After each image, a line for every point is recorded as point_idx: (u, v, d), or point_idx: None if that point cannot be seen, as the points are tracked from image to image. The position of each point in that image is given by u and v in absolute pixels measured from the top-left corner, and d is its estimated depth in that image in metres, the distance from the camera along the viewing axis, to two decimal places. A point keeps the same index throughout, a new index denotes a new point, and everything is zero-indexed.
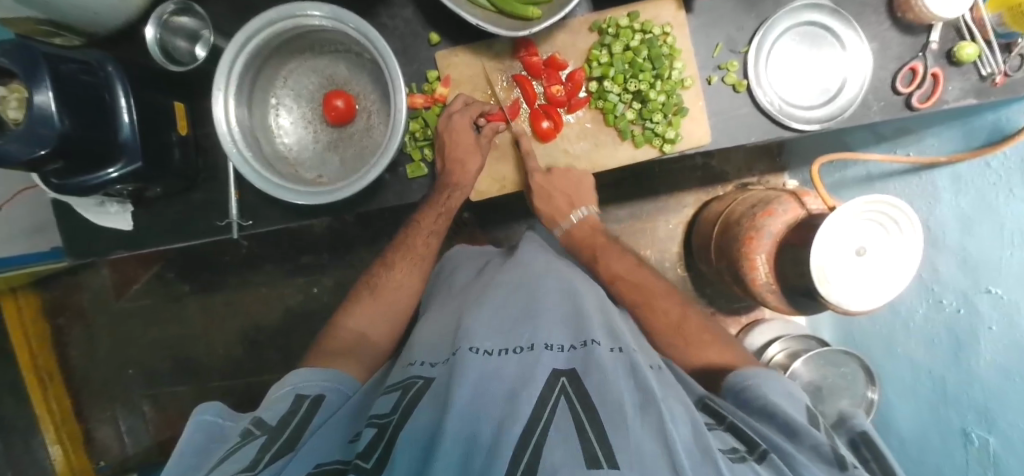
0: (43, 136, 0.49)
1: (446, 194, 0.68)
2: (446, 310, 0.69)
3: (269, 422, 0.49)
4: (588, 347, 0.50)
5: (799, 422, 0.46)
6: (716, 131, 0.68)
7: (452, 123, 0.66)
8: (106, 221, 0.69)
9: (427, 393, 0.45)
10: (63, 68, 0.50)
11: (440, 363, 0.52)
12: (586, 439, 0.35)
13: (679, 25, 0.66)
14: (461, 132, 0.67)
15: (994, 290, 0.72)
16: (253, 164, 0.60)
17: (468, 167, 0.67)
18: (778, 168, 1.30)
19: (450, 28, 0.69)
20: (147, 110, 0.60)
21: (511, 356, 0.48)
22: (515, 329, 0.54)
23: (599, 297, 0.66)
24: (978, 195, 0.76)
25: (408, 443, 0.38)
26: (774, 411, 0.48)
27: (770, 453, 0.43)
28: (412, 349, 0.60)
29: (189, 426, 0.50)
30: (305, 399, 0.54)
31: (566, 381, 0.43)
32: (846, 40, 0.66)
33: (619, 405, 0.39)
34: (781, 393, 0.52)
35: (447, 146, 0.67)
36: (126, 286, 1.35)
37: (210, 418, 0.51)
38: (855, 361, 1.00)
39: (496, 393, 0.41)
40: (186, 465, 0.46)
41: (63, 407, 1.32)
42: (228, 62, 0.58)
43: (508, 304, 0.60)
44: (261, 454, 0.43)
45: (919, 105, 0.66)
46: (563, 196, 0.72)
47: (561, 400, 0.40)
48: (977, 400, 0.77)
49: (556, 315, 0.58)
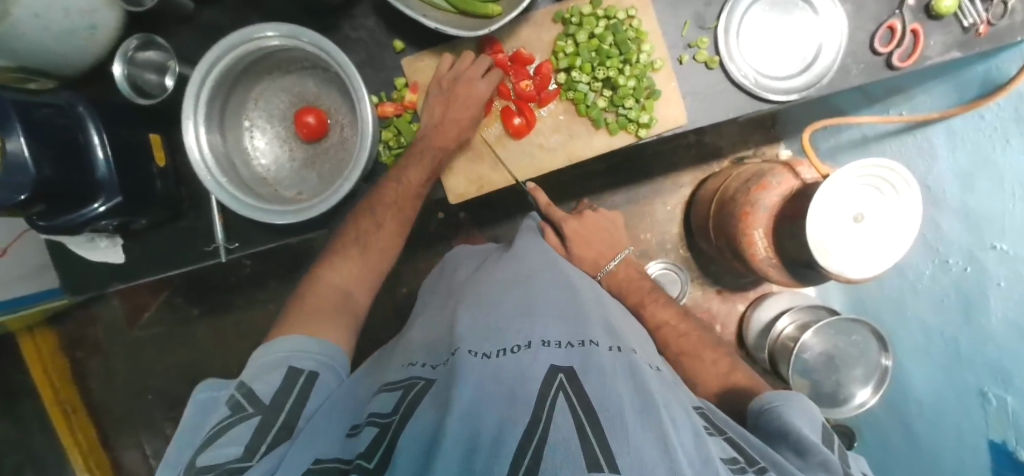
0: (19, 183, 0.50)
1: (425, 156, 0.66)
2: (443, 307, 0.68)
3: (263, 401, 0.48)
4: (587, 346, 0.49)
5: (811, 439, 0.45)
6: (693, 112, 0.67)
7: (476, 86, 0.65)
8: (98, 256, 0.72)
9: (428, 396, 0.44)
10: (35, 113, 0.52)
11: (440, 364, 0.51)
12: (586, 438, 0.34)
13: (644, 7, 0.65)
14: (475, 94, 0.65)
15: (1000, 245, 0.70)
16: (229, 188, 0.60)
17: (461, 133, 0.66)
18: (773, 138, 1.27)
19: (414, 34, 0.69)
20: (122, 143, 0.61)
21: (507, 357, 0.47)
22: (513, 325, 0.53)
23: (595, 295, 0.66)
24: (975, 150, 0.73)
25: (410, 441, 0.37)
26: (786, 431, 0.47)
27: (770, 470, 0.41)
28: (411, 349, 0.60)
29: (190, 402, 0.52)
30: (298, 375, 0.52)
31: (563, 377, 0.43)
32: (818, 5, 0.64)
33: (619, 411, 0.38)
34: (797, 414, 0.50)
35: (447, 103, 0.66)
36: (138, 314, 1.38)
37: (208, 396, 0.52)
38: (864, 327, 0.98)
39: (494, 394, 0.40)
40: (186, 444, 0.47)
41: (90, 436, 1.37)
42: (194, 88, 0.58)
43: (506, 298, 0.59)
44: (256, 443, 0.44)
45: (900, 64, 0.64)
46: (602, 243, 0.85)
47: (560, 395, 0.39)
48: (993, 360, 0.75)
49: (553, 311, 0.57)
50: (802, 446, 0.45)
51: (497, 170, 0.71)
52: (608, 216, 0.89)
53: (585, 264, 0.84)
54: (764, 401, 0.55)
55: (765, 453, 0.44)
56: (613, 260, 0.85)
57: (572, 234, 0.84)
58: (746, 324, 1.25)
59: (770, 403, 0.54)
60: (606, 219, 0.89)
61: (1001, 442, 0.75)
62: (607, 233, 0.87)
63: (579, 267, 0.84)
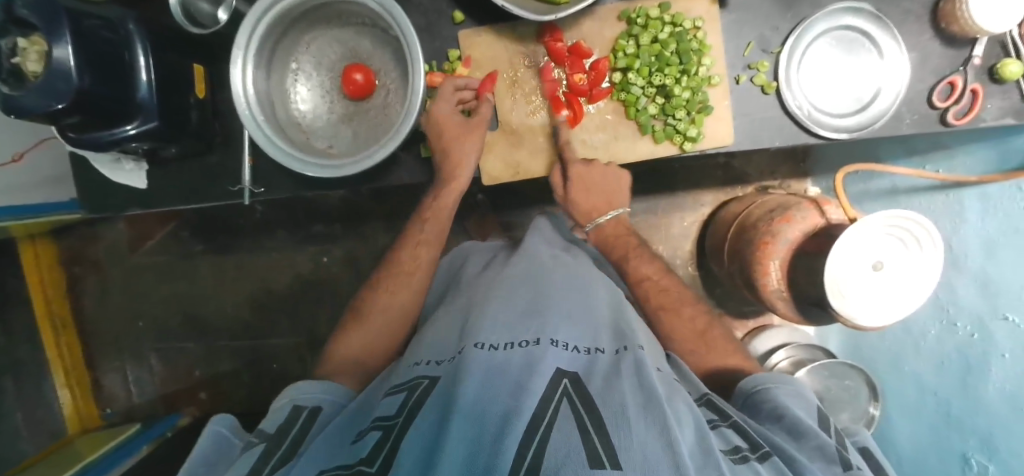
0: (60, 91, 0.49)
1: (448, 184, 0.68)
2: (452, 305, 0.67)
3: (268, 431, 0.48)
4: (593, 354, 0.50)
5: (807, 424, 0.45)
6: (740, 133, 0.66)
7: (436, 113, 0.65)
8: (119, 178, 0.70)
9: (434, 394, 0.44)
10: (85, 23, 0.51)
11: (445, 361, 0.51)
12: (588, 436, 0.34)
13: (712, 20, 0.64)
14: (448, 119, 0.65)
15: (1011, 317, 0.70)
16: (266, 130, 0.59)
17: (466, 157, 0.66)
18: (801, 173, 1.27)
19: (476, 8, 0.68)
20: (166, 71, 0.60)
21: (516, 351, 0.47)
22: (523, 323, 0.53)
23: (610, 298, 0.64)
24: (1006, 218, 0.73)
25: (414, 440, 0.38)
26: (782, 413, 0.47)
27: (773, 455, 0.41)
28: (416, 350, 0.58)
29: (202, 435, 0.49)
30: (302, 410, 0.52)
31: (568, 382, 0.42)
32: (885, 48, 0.63)
33: (621, 404, 0.38)
34: (793, 395, 0.50)
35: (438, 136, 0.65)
36: (141, 241, 1.37)
37: (223, 432, 0.50)
38: (859, 374, 0.99)
39: (501, 385, 0.41)
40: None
41: (75, 352, 1.36)
42: (251, 22, 0.58)
43: (517, 295, 0.59)
44: (260, 465, 0.42)
45: (955, 121, 0.63)
46: (600, 197, 0.72)
47: (564, 401, 0.39)
48: (982, 430, 0.77)
49: (563, 311, 0.56)
50: (799, 428, 0.45)
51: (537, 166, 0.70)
52: (620, 169, 0.70)
53: (578, 212, 0.75)
54: (756, 381, 0.54)
55: (767, 435, 0.44)
56: (609, 213, 0.74)
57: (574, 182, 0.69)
58: None
59: (762, 383, 0.53)
60: (615, 170, 0.70)
61: None
62: (609, 185, 0.71)
63: (572, 213, 0.75)
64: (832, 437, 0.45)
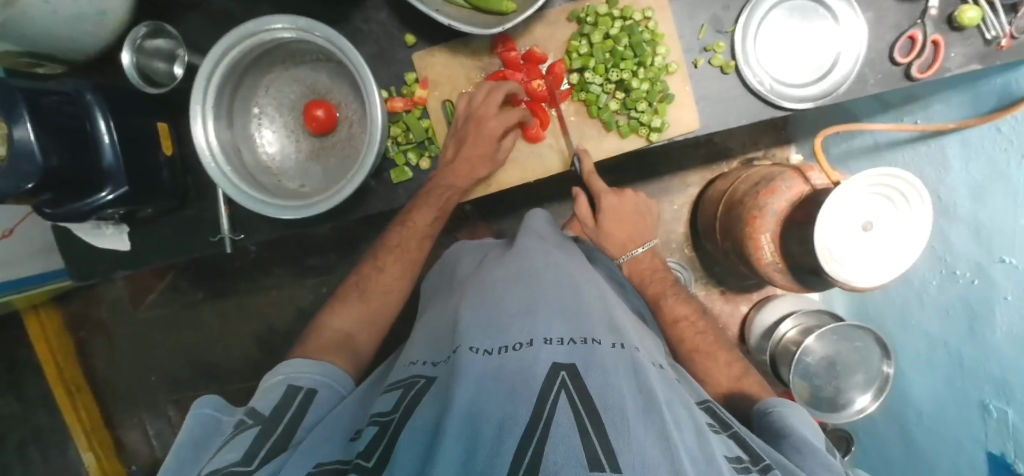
0: (27, 171, 0.50)
1: (442, 199, 0.69)
2: (444, 307, 0.64)
3: (263, 414, 0.50)
4: (590, 344, 0.45)
5: (815, 446, 0.46)
6: (707, 117, 0.66)
7: (480, 125, 0.65)
8: (100, 241, 0.71)
9: (430, 393, 0.43)
10: (43, 101, 0.51)
11: (441, 362, 0.49)
12: (587, 437, 0.32)
13: (660, 8, 0.64)
14: (483, 132, 0.65)
15: (1009, 260, 0.69)
16: (233, 178, 0.60)
17: (477, 172, 0.67)
18: (784, 140, 1.26)
19: (427, 28, 0.68)
20: (128, 131, 0.60)
21: (510, 355, 0.43)
22: (515, 324, 0.48)
23: (598, 293, 0.60)
24: (989, 162, 0.72)
25: (410, 440, 0.37)
26: (790, 433, 0.48)
27: (775, 469, 0.40)
28: (412, 349, 0.58)
29: (187, 421, 0.50)
30: (297, 392, 0.54)
31: (566, 375, 0.39)
32: (839, 12, 0.63)
33: (621, 405, 0.36)
34: (804, 421, 0.51)
35: (461, 146, 0.66)
36: (142, 295, 1.39)
37: (207, 413, 0.51)
38: (868, 334, 0.96)
39: (496, 391, 0.38)
40: (183, 460, 0.46)
41: (93, 414, 1.38)
42: (205, 74, 0.58)
43: (509, 295, 0.54)
44: (256, 449, 0.44)
45: (919, 75, 0.62)
46: (634, 226, 0.79)
47: (562, 395, 0.37)
48: (994, 374, 0.76)
49: (555, 307, 0.52)
50: (805, 449, 0.46)
51: (513, 173, 0.71)
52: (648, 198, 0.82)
53: (611, 243, 0.80)
54: (768, 403, 0.55)
55: (769, 450, 0.43)
56: (640, 248, 0.80)
57: (607, 209, 0.78)
58: (749, 325, 1.25)
59: (772, 407, 0.54)
60: (645, 204, 0.81)
61: (999, 454, 0.76)
62: (640, 219, 0.80)
63: (605, 244, 0.80)
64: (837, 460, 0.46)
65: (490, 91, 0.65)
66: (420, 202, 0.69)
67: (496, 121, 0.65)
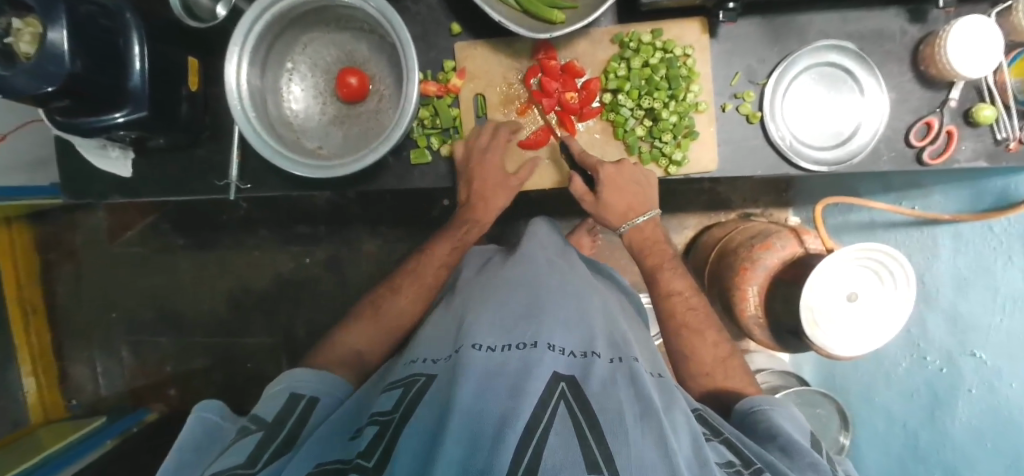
0: (51, 73, 0.49)
1: (463, 229, 0.77)
2: (450, 304, 0.65)
3: (264, 421, 0.49)
4: (589, 358, 0.45)
5: (801, 444, 0.47)
6: (725, 160, 0.68)
7: (484, 160, 0.68)
8: (105, 164, 0.69)
9: (433, 392, 0.42)
10: (81, 9, 0.50)
11: (442, 360, 0.49)
12: (586, 442, 0.32)
13: (702, 48, 0.66)
14: (490, 168, 0.69)
15: (979, 354, 0.73)
16: (256, 125, 0.60)
17: (491, 205, 0.72)
18: (783, 203, 1.29)
19: (473, 20, 0.69)
20: (158, 58, 0.59)
21: (513, 353, 0.44)
22: (518, 327, 0.49)
23: (604, 310, 0.59)
24: (976, 257, 0.75)
25: (411, 438, 0.36)
26: (776, 433, 0.49)
27: (766, 472, 0.41)
28: (416, 345, 0.57)
29: (187, 425, 0.49)
30: (301, 398, 0.54)
31: (565, 386, 0.39)
32: (866, 86, 0.65)
33: (619, 412, 0.36)
34: (786, 416, 0.53)
35: (471, 180, 0.69)
36: (120, 230, 1.34)
37: (212, 418, 0.51)
38: (830, 403, 0.96)
39: (496, 389, 0.38)
40: (181, 462, 0.45)
41: (43, 341, 1.33)
42: (250, 19, 0.58)
43: (514, 298, 0.55)
44: (258, 452, 0.43)
45: (930, 160, 0.65)
46: (633, 196, 0.69)
47: (561, 405, 0.37)
48: (947, 459, 0.80)
49: (559, 316, 0.52)
50: (794, 451, 0.46)
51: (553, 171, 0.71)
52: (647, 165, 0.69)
53: (612, 215, 0.71)
54: (751, 402, 0.57)
55: (761, 454, 0.44)
56: (642, 216, 0.71)
57: (606, 182, 0.67)
58: None
59: (758, 404, 0.56)
60: (643, 171, 0.68)
61: None
62: (642, 186, 0.68)
63: (605, 216, 0.72)
64: (822, 458, 0.47)
65: (492, 133, 0.68)
66: (448, 231, 0.79)
67: (495, 154, 0.68)
